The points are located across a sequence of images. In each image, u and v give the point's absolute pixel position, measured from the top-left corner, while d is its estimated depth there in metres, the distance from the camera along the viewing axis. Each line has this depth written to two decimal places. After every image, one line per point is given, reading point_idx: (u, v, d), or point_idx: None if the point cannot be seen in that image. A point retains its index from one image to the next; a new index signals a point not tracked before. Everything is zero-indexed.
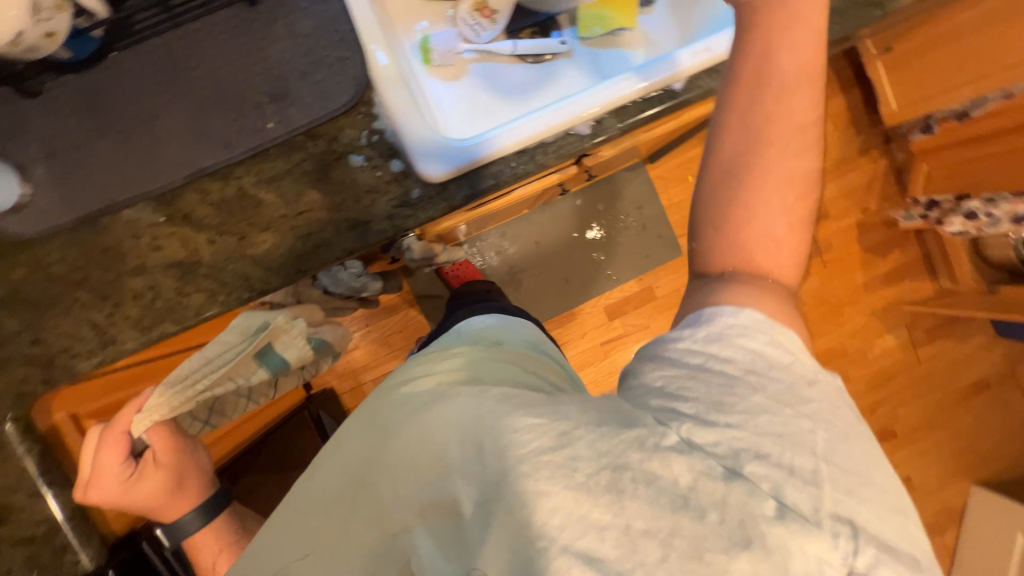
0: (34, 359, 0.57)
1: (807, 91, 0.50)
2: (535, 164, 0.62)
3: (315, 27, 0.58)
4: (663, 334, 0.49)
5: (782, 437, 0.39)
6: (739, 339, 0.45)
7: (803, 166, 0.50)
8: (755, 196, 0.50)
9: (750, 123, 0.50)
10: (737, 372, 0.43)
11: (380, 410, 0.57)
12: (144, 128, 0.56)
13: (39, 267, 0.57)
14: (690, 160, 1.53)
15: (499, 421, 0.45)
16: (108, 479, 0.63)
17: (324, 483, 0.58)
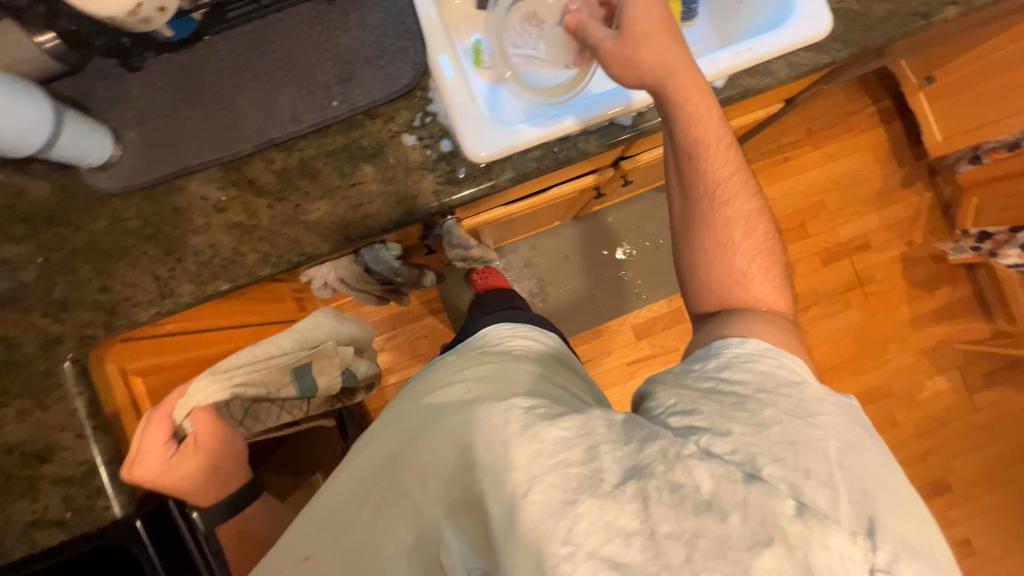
0: (101, 304, 0.62)
1: (726, 153, 0.60)
2: (577, 151, 0.65)
3: (383, 19, 0.64)
4: (680, 367, 0.55)
5: (795, 444, 0.41)
6: (747, 364, 0.50)
7: (744, 210, 0.61)
8: (714, 250, 0.61)
9: (694, 194, 0.62)
10: (747, 392, 0.47)
11: (408, 414, 0.58)
12: (225, 102, 0.62)
13: (117, 221, 0.62)
14: None
15: (527, 431, 0.43)
16: (151, 459, 0.62)
17: (351, 483, 0.57)
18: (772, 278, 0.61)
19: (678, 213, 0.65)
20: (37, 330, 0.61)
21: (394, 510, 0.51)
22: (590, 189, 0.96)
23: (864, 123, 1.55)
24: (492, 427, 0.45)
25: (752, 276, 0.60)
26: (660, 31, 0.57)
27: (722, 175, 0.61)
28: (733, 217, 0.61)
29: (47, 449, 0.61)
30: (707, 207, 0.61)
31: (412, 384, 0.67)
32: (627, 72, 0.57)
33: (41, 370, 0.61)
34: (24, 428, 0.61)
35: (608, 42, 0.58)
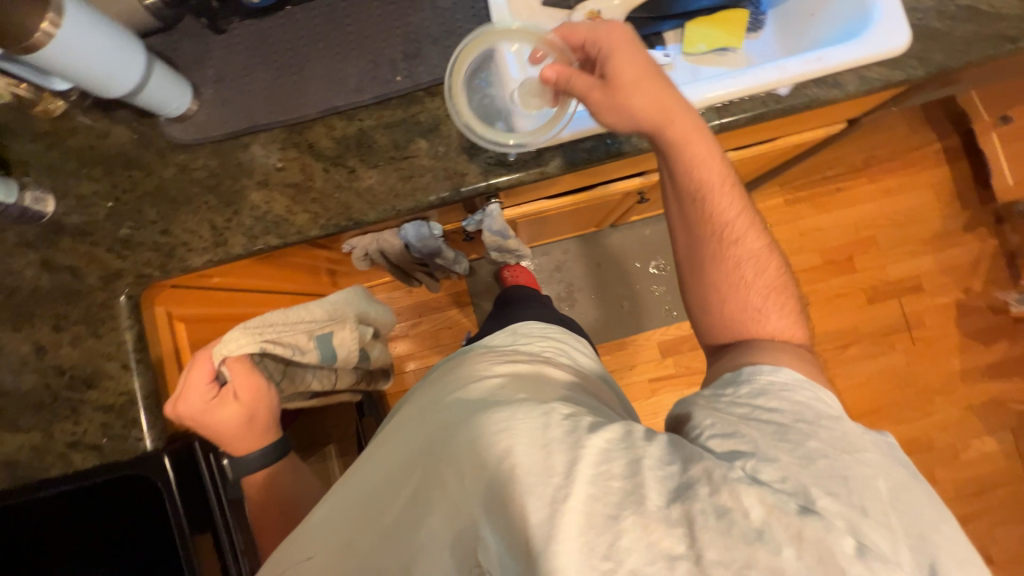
0: (160, 246, 0.65)
1: (732, 192, 0.60)
2: (630, 146, 0.65)
3: (454, 3, 0.66)
4: (707, 392, 0.53)
5: (847, 480, 0.39)
6: (783, 393, 0.48)
7: (750, 247, 0.61)
8: (719, 288, 0.62)
9: (702, 234, 0.61)
10: (787, 421, 0.44)
11: (427, 407, 0.55)
12: (296, 69, 0.65)
13: (184, 171, 0.66)
14: (771, 208, 1.48)
15: (567, 436, 0.41)
16: (192, 396, 0.65)
17: (364, 478, 0.52)
18: (783, 312, 0.60)
19: (686, 253, 0.64)
20: (100, 264, 0.65)
21: (411, 509, 0.46)
22: (632, 194, 0.96)
23: (926, 160, 1.49)
24: (530, 429, 0.42)
25: (765, 312, 0.60)
26: (649, 77, 0.54)
27: (728, 215, 0.60)
28: (743, 254, 0.61)
29: (94, 376, 0.64)
30: (715, 246, 0.61)
31: (432, 378, 0.64)
32: (619, 119, 0.55)
33: (99, 302, 0.65)
34: (77, 354, 0.64)
35: (596, 90, 0.54)
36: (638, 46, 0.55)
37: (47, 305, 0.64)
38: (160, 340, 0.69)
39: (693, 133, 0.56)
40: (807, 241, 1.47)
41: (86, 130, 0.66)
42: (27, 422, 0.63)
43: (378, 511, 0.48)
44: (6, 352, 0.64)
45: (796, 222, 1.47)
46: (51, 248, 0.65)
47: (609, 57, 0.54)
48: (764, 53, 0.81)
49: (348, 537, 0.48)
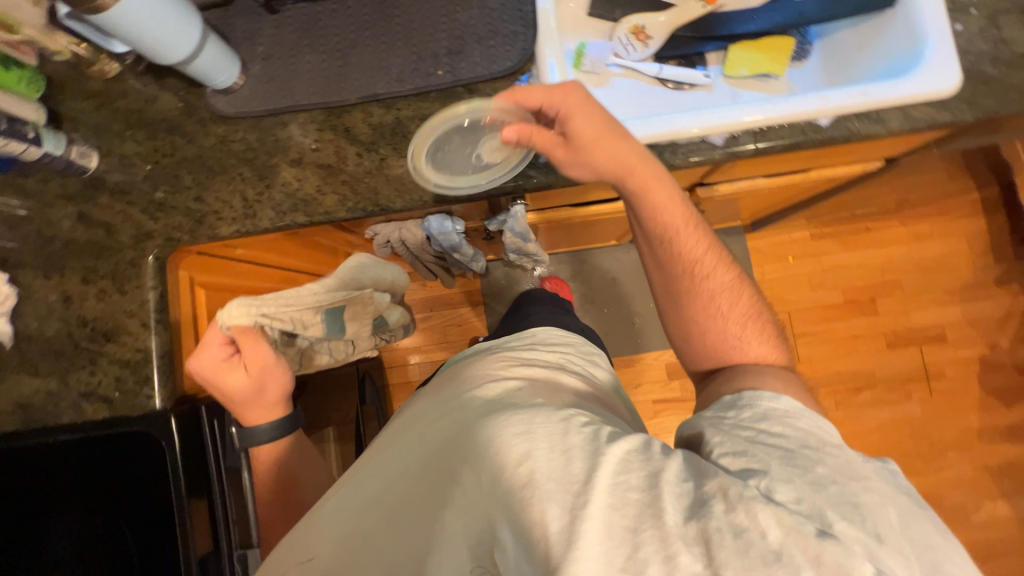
0: (191, 212, 0.67)
1: (696, 230, 0.63)
2: (662, 161, 0.64)
3: (502, 3, 0.67)
4: (708, 414, 0.53)
5: (856, 507, 0.39)
6: (786, 419, 0.48)
7: (721, 278, 0.64)
8: (693, 321, 0.64)
9: (674, 272, 0.64)
10: (792, 446, 0.45)
11: (438, 405, 0.55)
12: (342, 53, 0.67)
13: (223, 142, 0.67)
14: (796, 241, 1.45)
15: (585, 443, 0.42)
16: (206, 358, 0.68)
17: (375, 473, 0.51)
18: (759, 336, 0.63)
19: (662, 290, 0.67)
20: (132, 224, 0.67)
21: (426, 505, 0.46)
22: None
23: (962, 208, 1.45)
24: (549, 434, 0.43)
25: (741, 338, 0.62)
26: (607, 134, 0.57)
27: (696, 253, 0.63)
28: (717, 287, 0.63)
29: (114, 330, 0.66)
30: (688, 283, 0.63)
31: (442, 378, 0.64)
32: (588, 172, 0.59)
33: (127, 260, 0.66)
34: (100, 308, 0.66)
35: (559, 149, 0.57)
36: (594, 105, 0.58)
37: (79, 257, 0.66)
38: (180, 303, 0.71)
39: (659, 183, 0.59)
40: (829, 278, 1.44)
41: (136, 93, 0.68)
42: (47, 368, 0.65)
43: (391, 507, 0.48)
44: (36, 298, 0.66)
45: (820, 257, 1.45)
46: (89, 204, 0.67)
47: (568, 118, 0.57)
48: (807, 84, 0.79)
49: (362, 533, 0.48)
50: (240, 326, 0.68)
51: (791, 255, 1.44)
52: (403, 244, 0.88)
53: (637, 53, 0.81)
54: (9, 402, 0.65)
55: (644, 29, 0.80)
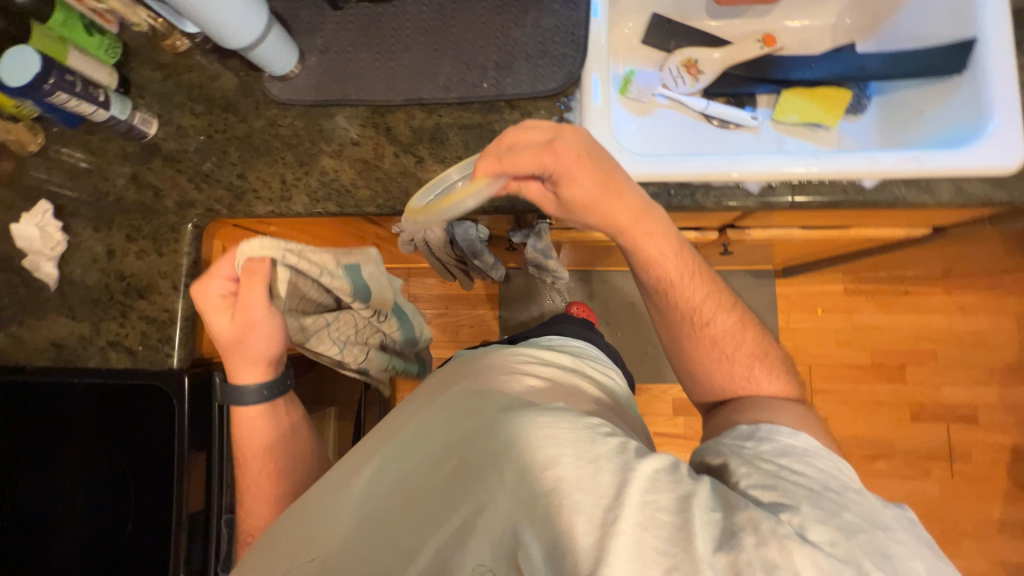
0: (232, 188, 0.70)
1: (700, 279, 0.61)
2: (693, 201, 0.63)
3: (556, 25, 0.67)
4: (726, 440, 0.52)
5: (885, 555, 0.38)
6: (807, 456, 0.47)
7: (725, 322, 0.62)
8: (694, 361, 0.63)
9: (675, 318, 0.63)
10: (815, 486, 0.43)
11: (451, 397, 0.53)
12: (394, 56, 0.69)
13: (272, 125, 0.70)
14: (828, 293, 1.39)
15: (614, 454, 0.42)
16: (210, 288, 0.62)
17: (382, 462, 0.49)
18: (765, 378, 0.61)
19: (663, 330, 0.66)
20: (179, 191, 0.71)
21: (438, 497, 0.44)
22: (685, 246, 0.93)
23: (1014, 285, 1.36)
24: (577, 440, 0.42)
25: (745, 381, 0.61)
26: (606, 195, 0.54)
27: (697, 303, 0.61)
28: (720, 332, 0.62)
29: (146, 288, 0.70)
30: (688, 329, 0.62)
31: (449, 369, 0.61)
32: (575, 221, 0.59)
33: (169, 224, 0.70)
34: (138, 265, 0.70)
35: (548, 203, 0.58)
36: (593, 154, 0.53)
37: (126, 216, 0.71)
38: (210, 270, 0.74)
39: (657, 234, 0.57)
40: (858, 337, 1.38)
41: (200, 69, 0.73)
42: (82, 314, 0.70)
43: (399, 498, 0.45)
44: (83, 248, 0.71)
45: (852, 314, 1.39)
46: (143, 167, 0.71)
47: (563, 182, 0.53)
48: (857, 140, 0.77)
49: (364, 525, 0.45)
50: (249, 262, 0.60)
51: (820, 307, 1.39)
52: (426, 244, 0.89)
53: (687, 86, 0.81)
54: (45, 340, 0.70)
55: (696, 64, 0.82)
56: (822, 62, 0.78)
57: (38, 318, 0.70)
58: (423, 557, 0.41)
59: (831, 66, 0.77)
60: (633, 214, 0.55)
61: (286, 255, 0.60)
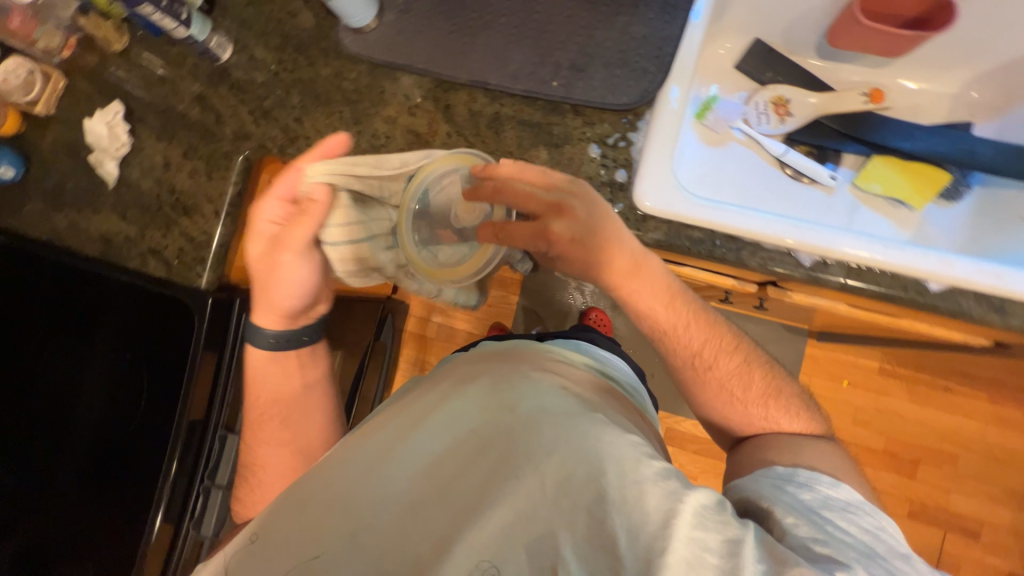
0: (287, 130, 0.71)
1: (699, 324, 0.62)
2: (739, 256, 0.61)
3: (645, 35, 0.63)
4: (769, 484, 0.52)
5: None
6: (854, 514, 0.47)
7: (729, 362, 0.62)
8: (704, 400, 0.64)
9: (678, 361, 0.64)
10: (864, 547, 0.44)
11: (479, 390, 0.55)
12: (472, 31, 0.67)
13: (338, 75, 0.70)
14: (859, 368, 1.31)
15: (657, 480, 0.45)
16: (266, 210, 0.61)
17: (412, 448, 0.51)
18: (788, 415, 0.61)
19: (671, 374, 0.66)
20: (238, 121, 0.72)
21: (476, 491, 0.47)
22: (719, 290, 0.89)
23: None
24: (624, 464, 0.46)
25: (770, 420, 0.61)
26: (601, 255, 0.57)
27: (694, 348, 0.62)
28: (726, 372, 0.62)
29: (192, 207, 0.74)
30: (691, 373, 0.63)
31: (472, 359, 0.63)
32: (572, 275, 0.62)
33: (223, 151, 0.73)
34: (189, 184, 0.74)
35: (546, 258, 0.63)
36: (590, 229, 0.56)
37: (187, 133, 0.74)
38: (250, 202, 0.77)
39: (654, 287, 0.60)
40: (878, 420, 1.31)
41: (282, 3, 0.72)
42: (132, 218, 0.76)
43: (431, 486, 0.48)
44: (143, 155, 0.75)
45: (878, 395, 1.31)
46: (211, 89, 0.73)
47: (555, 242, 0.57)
48: (941, 228, 0.70)
49: (398, 512, 0.47)
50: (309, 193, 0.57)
51: (847, 379, 1.32)
52: None
53: (770, 126, 0.76)
54: (96, 233, 0.77)
55: (787, 104, 0.76)
56: (929, 135, 0.70)
57: (96, 211, 0.77)
58: (458, 548, 0.44)
59: (938, 142, 0.70)
60: (634, 268, 0.59)
61: (353, 182, 0.57)
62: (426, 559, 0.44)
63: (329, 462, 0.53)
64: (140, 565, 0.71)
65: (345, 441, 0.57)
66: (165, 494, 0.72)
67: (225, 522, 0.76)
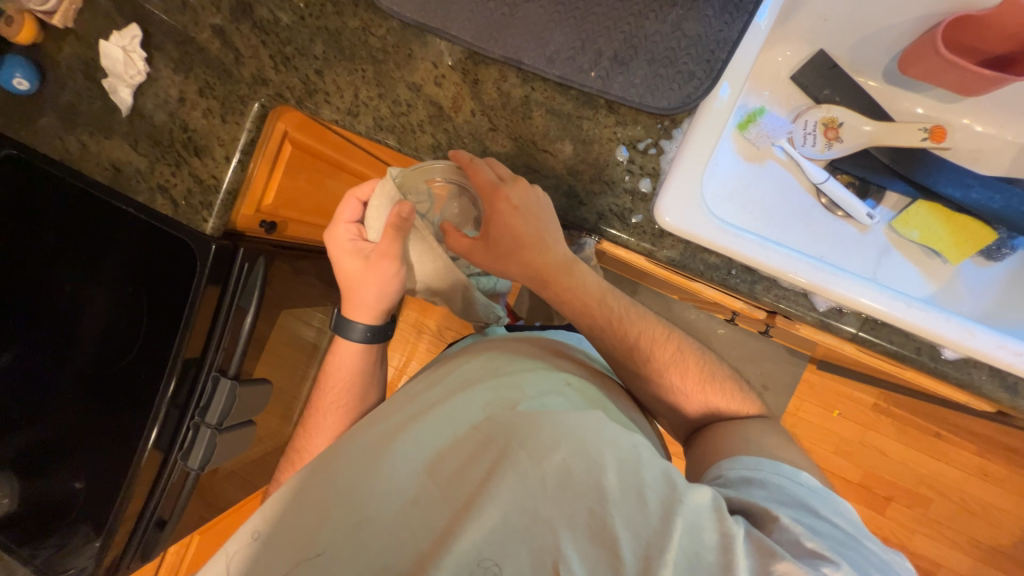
0: (308, 82, 0.68)
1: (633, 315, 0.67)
2: (750, 289, 0.59)
3: (699, 34, 0.58)
4: (736, 477, 0.51)
5: None
6: (824, 495, 0.47)
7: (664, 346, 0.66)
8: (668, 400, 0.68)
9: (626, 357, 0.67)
10: (840, 528, 0.44)
11: (483, 388, 0.56)
12: (512, 2, 0.61)
13: (365, 29, 0.66)
14: (853, 401, 1.30)
15: (658, 476, 0.45)
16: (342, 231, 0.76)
17: (412, 441, 0.51)
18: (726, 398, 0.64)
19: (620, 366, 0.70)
20: (258, 65, 0.69)
21: (476, 485, 0.46)
22: (727, 308, 0.87)
23: None
24: (624, 459, 0.46)
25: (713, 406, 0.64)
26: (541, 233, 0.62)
27: (632, 332, 0.66)
28: (661, 355, 0.65)
29: (203, 148, 0.73)
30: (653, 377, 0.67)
31: (480, 359, 0.63)
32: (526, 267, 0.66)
33: (239, 94, 0.71)
34: (203, 123, 0.72)
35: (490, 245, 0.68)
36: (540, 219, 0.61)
37: (205, 69, 0.71)
38: (263, 150, 0.76)
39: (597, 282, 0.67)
40: (859, 453, 1.31)
41: None
42: (143, 149, 0.75)
43: (429, 478, 0.48)
44: (160, 85, 0.73)
45: (866, 430, 1.30)
46: (232, 25, 0.69)
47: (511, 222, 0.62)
48: (975, 286, 0.66)
49: (397, 505, 0.47)
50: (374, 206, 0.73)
51: (839, 410, 1.30)
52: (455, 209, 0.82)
53: (815, 149, 0.71)
54: (107, 160, 0.76)
55: (839, 127, 0.71)
56: (984, 189, 0.65)
57: (108, 137, 0.75)
58: (458, 543, 0.42)
59: (992, 198, 0.64)
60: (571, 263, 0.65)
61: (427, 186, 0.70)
62: (425, 553, 0.44)
63: (331, 457, 0.53)
64: (128, 483, 0.74)
65: (347, 434, 0.57)
66: (157, 421, 0.74)
67: (211, 456, 0.79)
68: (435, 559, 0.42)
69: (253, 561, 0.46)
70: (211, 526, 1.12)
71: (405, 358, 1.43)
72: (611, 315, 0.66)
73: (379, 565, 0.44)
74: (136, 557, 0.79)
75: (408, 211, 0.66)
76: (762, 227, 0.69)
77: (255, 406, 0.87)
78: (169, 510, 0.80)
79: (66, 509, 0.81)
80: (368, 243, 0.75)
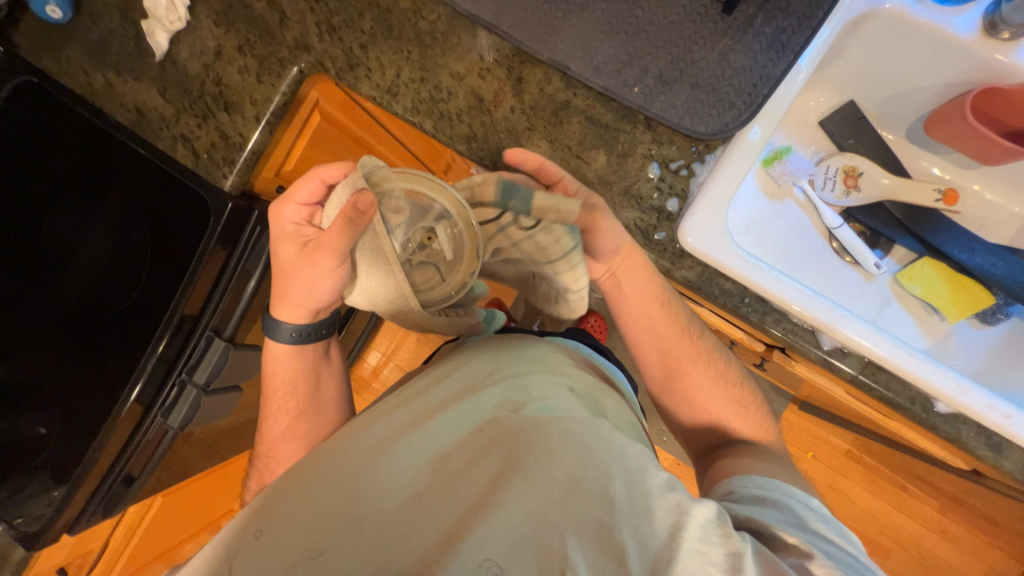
0: (350, 54, 0.68)
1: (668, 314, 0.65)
2: (760, 320, 0.60)
3: (743, 67, 0.59)
4: (750, 498, 0.52)
5: None
6: (837, 525, 0.48)
7: (690, 353, 0.65)
8: (679, 403, 0.67)
9: (654, 352, 0.66)
10: (854, 557, 0.45)
11: (490, 389, 0.55)
12: (566, 7, 0.62)
13: (416, 12, 0.66)
14: (827, 445, 1.33)
15: (660, 488, 0.47)
16: (288, 208, 0.63)
17: (418, 437, 0.50)
18: (732, 406, 0.64)
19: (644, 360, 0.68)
20: (302, 31, 0.69)
21: (483, 487, 0.46)
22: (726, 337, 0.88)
23: (1007, 545, 1.29)
24: (631, 473, 0.48)
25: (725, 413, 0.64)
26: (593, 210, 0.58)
27: (666, 329, 0.65)
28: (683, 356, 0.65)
29: (233, 104, 0.72)
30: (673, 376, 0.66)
31: (483, 353, 0.61)
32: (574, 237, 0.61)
33: (279, 56, 0.70)
34: (237, 80, 0.71)
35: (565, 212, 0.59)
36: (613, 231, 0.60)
37: (247, 26, 0.70)
38: (293, 115, 0.76)
39: (641, 277, 0.62)
40: (827, 497, 1.34)
41: None
42: (170, 96, 0.73)
43: (436, 477, 0.48)
44: (198, 35, 0.72)
45: (836, 473, 1.33)
46: None
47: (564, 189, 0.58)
48: (968, 347, 0.69)
49: (403, 500, 0.46)
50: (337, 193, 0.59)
51: (813, 452, 1.33)
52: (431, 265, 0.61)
53: (833, 194, 0.73)
54: (130, 101, 0.74)
55: (858, 176, 0.73)
56: (989, 254, 0.67)
57: (136, 79, 0.74)
58: (465, 543, 0.42)
59: (995, 264, 0.66)
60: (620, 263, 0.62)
61: (398, 195, 0.57)
62: (430, 550, 0.43)
63: (330, 450, 0.52)
64: (104, 433, 0.72)
65: (348, 426, 0.57)
66: (143, 375, 0.72)
67: (193, 416, 0.76)
68: (442, 559, 0.41)
69: (242, 556, 0.43)
70: (176, 489, 1.08)
71: (392, 345, 1.41)
72: (647, 306, 0.64)
73: (383, 560, 0.42)
74: (97, 511, 0.75)
75: (369, 202, 0.52)
76: (774, 261, 0.71)
77: (244, 371, 0.84)
78: (140, 468, 0.77)
79: (31, 453, 0.77)
80: (315, 229, 0.64)
